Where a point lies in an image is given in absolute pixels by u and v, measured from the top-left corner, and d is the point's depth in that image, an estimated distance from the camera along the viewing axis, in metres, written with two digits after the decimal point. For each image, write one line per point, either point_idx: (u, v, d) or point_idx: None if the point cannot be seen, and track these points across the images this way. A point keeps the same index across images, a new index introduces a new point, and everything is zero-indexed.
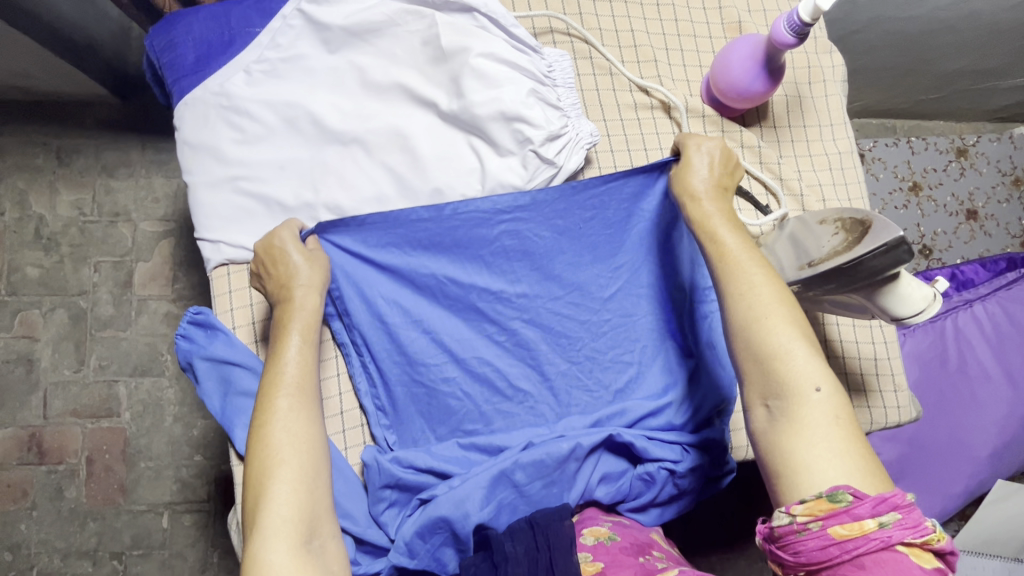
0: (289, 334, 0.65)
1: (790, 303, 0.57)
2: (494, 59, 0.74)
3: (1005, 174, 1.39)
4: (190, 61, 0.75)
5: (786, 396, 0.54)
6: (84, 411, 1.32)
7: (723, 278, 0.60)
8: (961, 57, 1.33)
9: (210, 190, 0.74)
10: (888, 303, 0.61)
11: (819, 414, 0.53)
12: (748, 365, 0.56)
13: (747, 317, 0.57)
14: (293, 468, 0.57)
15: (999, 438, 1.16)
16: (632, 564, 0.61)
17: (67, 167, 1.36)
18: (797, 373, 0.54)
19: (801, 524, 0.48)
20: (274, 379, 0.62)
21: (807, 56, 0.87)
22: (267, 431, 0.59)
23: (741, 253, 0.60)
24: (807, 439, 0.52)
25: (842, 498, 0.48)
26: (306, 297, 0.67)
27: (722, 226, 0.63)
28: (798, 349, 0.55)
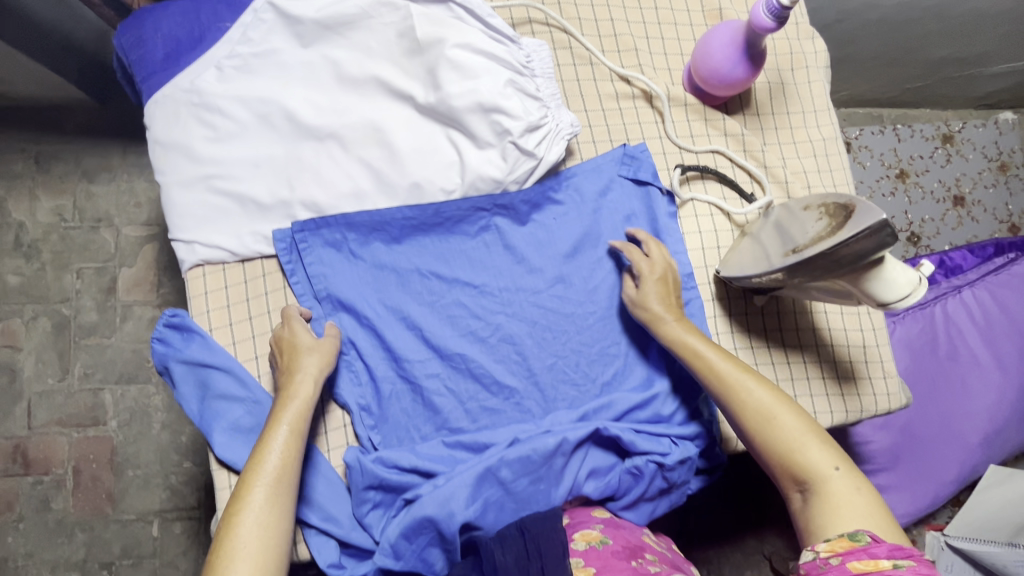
0: (280, 420, 0.63)
1: (787, 400, 0.66)
2: (470, 50, 0.72)
3: (991, 159, 1.39)
4: (159, 58, 0.73)
5: (813, 482, 0.62)
6: (70, 421, 1.30)
7: (721, 389, 0.68)
8: (945, 44, 1.33)
9: (182, 189, 0.72)
10: (874, 289, 0.60)
11: (843, 488, 0.60)
12: (772, 460, 0.64)
13: (758, 416, 0.65)
14: (256, 561, 0.56)
15: (991, 424, 1.16)
16: (624, 569, 0.61)
17: (47, 173, 1.34)
18: (815, 461, 0.62)
19: (824, 559, 0.55)
20: (256, 468, 0.60)
21: (789, 42, 0.86)
22: (237, 521, 0.57)
23: (728, 366, 0.68)
24: (838, 512, 0.59)
25: (862, 538, 0.55)
26: (302, 387, 0.66)
27: (700, 343, 0.70)
28: (811, 442, 0.63)
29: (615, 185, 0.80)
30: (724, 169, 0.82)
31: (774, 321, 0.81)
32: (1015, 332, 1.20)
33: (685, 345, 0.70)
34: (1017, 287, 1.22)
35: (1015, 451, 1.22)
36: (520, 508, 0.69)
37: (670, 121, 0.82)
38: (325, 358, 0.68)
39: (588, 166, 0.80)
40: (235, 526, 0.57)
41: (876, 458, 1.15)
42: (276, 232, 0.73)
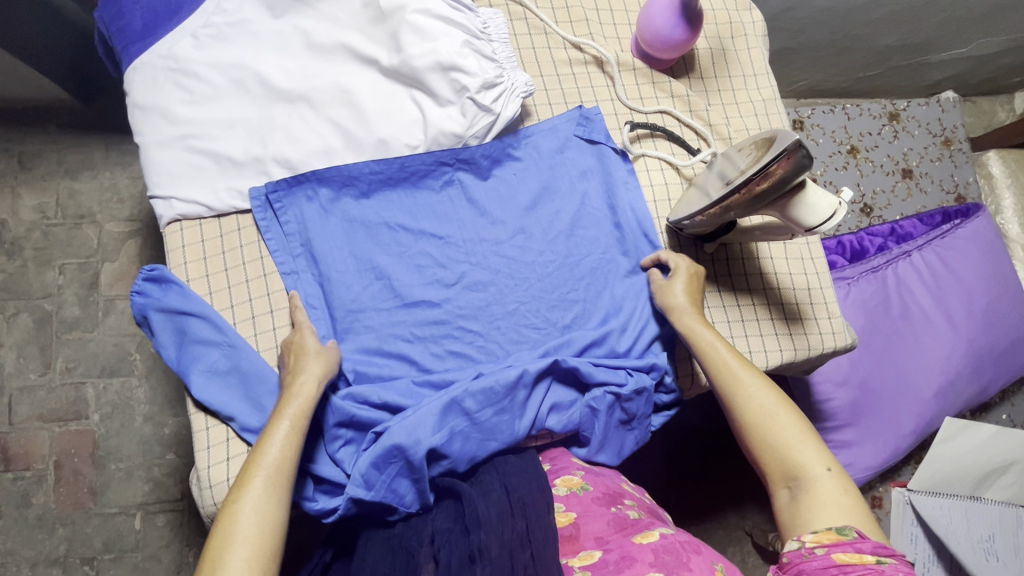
0: (280, 419, 0.66)
1: (788, 403, 0.69)
2: (429, 15, 0.78)
3: (936, 135, 1.48)
4: (137, 28, 0.78)
5: (803, 479, 0.63)
6: (51, 415, 1.31)
7: (729, 384, 0.71)
8: (888, 32, 1.41)
9: (160, 149, 0.77)
10: (799, 210, 0.67)
11: (830, 487, 0.62)
12: (766, 456, 0.66)
13: (762, 413, 0.68)
14: (251, 545, 0.57)
15: (942, 377, 1.22)
16: (605, 514, 0.67)
17: (29, 172, 1.37)
18: (808, 458, 0.64)
19: (809, 548, 0.58)
20: (255, 460, 0.62)
21: (728, 13, 0.93)
22: (235, 508, 0.58)
23: (738, 363, 0.72)
24: (824, 508, 0.61)
25: (848, 532, 0.58)
26: (300, 390, 0.68)
27: (713, 338, 0.74)
28: (806, 442, 0.65)
29: (572, 144, 0.86)
30: (672, 127, 0.89)
31: (723, 267, 0.87)
32: (961, 292, 1.27)
33: (697, 342, 0.74)
34: (962, 250, 1.29)
35: (969, 403, 1.28)
36: (484, 438, 0.73)
37: (620, 83, 0.88)
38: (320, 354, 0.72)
39: (544, 125, 0.86)
40: (231, 515, 0.58)
41: (839, 415, 1.20)
42: (252, 190, 0.77)
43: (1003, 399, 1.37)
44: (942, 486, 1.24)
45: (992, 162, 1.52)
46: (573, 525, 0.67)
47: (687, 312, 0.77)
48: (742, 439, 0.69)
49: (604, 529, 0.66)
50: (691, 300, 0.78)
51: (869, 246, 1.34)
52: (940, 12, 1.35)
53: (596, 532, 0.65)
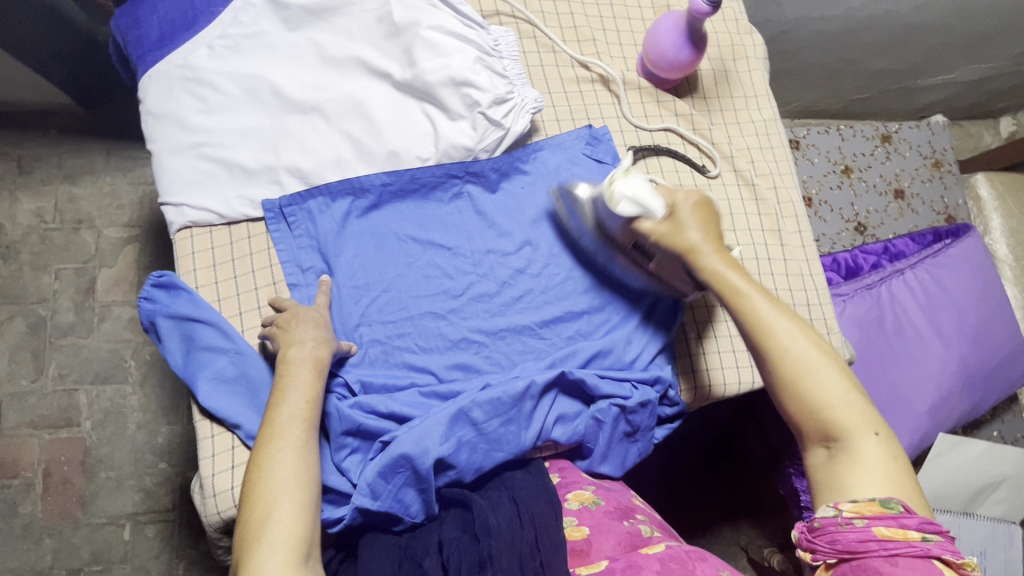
0: (302, 369, 0.68)
1: (832, 355, 0.67)
2: (442, 32, 0.80)
3: (926, 157, 1.52)
4: (154, 38, 0.79)
5: (844, 440, 0.64)
6: (42, 422, 1.29)
7: (768, 340, 0.68)
8: (880, 56, 1.45)
9: (173, 156, 0.77)
10: (641, 217, 0.74)
11: (872, 452, 0.63)
12: (808, 417, 0.66)
13: (804, 368, 0.66)
14: (299, 490, 0.61)
15: (936, 393, 1.24)
16: (617, 530, 0.68)
17: (29, 176, 1.37)
18: (850, 422, 0.64)
19: (846, 518, 0.58)
20: (287, 413, 0.65)
21: (730, 36, 0.96)
22: (278, 456, 0.62)
23: (777, 314, 0.69)
24: (869, 471, 0.61)
25: (892, 506, 0.58)
26: (300, 350, 0.69)
27: (746, 287, 0.71)
28: (849, 399, 0.65)
29: (579, 160, 0.87)
30: (676, 145, 0.91)
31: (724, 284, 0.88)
32: (952, 308, 1.29)
33: (730, 295, 0.71)
34: (953, 268, 1.32)
35: (963, 420, 1.29)
36: (491, 448, 0.73)
37: (626, 102, 0.90)
38: (313, 323, 0.72)
39: (552, 141, 0.88)
40: (275, 463, 0.62)
41: None
42: (264, 201, 0.78)
43: (995, 415, 1.39)
44: (938, 503, 1.26)
45: (980, 185, 1.56)
46: (585, 541, 0.67)
47: (712, 260, 0.73)
48: (783, 398, 0.68)
49: (615, 546, 0.66)
50: (713, 247, 0.74)
51: (863, 264, 1.37)
52: (930, 39, 1.40)
53: (608, 549, 0.66)
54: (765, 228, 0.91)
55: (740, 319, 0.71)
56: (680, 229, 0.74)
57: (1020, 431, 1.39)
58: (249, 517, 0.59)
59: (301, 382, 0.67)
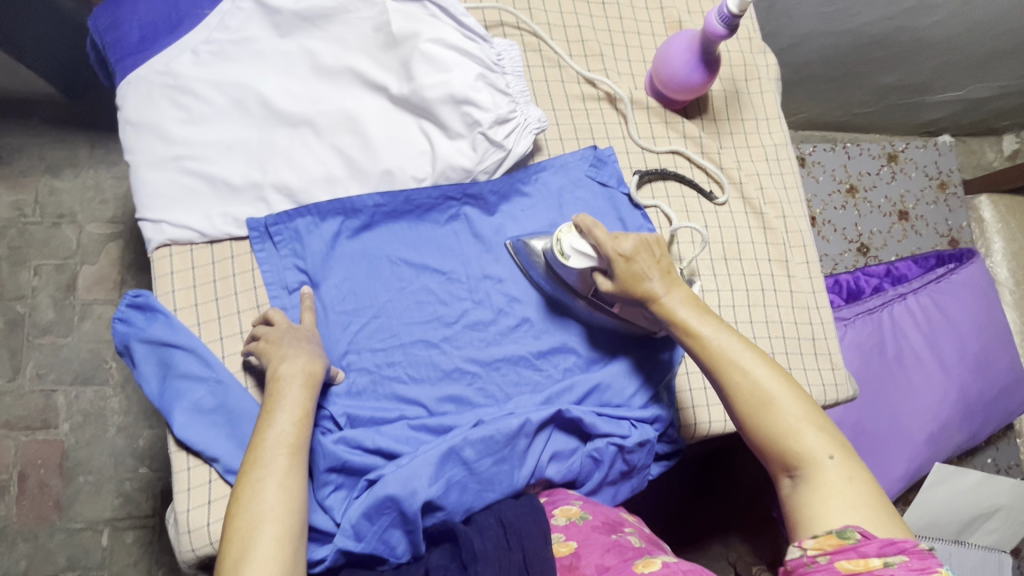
0: (291, 386, 0.64)
1: (786, 378, 0.62)
2: (442, 45, 0.76)
3: (932, 178, 1.49)
4: (134, 40, 0.74)
5: (804, 467, 0.58)
6: (18, 424, 1.24)
7: (716, 371, 0.64)
8: (891, 72, 1.42)
9: (152, 169, 0.73)
10: (594, 268, 0.72)
11: (836, 477, 0.57)
12: (765, 447, 0.61)
13: (754, 399, 0.62)
14: (280, 523, 0.57)
15: (934, 423, 1.22)
16: (604, 541, 0.63)
17: (8, 167, 1.31)
18: (810, 447, 0.58)
19: (810, 557, 0.52)
20: (272, 438, 0.61)
21: (743, 55, 0.93)
22: (259, 487, 0.58)
23: (724, 342, 0.64)
24: (830, 500, 0.56)
25: (851, 535, 0.52)
26: (292, 365, 0.65)
27: (695, 316, 0.66)
28: (804, 425, 0.60)
29: (582, 182, 0.84)
30: (683, 169, 0.87)
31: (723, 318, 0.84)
32: (954, 335, 1.28)
33: (682, 326, 0.66)
34: (956, 294, 1.30)
35: (960, 450, 1.28)
36: (482, 488, 0.70)
37: (633, 122, 0.86)
38: (301, 341, 0.68)
39: (555, 161, 0.84)
40: (255, 494, 0.58)
41: None
42: (249, 219, 0.74)
43: (990, 443, 1.38)
44: (929, 530, 1.24)
45: (984, 207, 1.54)
46: (573, 555, 0.62)
47: (665, 291, 0.68)
48: (741, 429, 0.63)
49: (602, 554, 0.61)
50: (662, 278, 0.68)
51: (864, 287, 1.34)
52: (942, 56, 1.36)
53: (597, 559, 0.60)
54: (771, 257, 0.88)
55: (694, 349, 0.66)
56: (636, 276, 0.68)
57: (1014, 459, 1.38)
58: (228, 553, 0.55)
59: (290, 405, 0.64)
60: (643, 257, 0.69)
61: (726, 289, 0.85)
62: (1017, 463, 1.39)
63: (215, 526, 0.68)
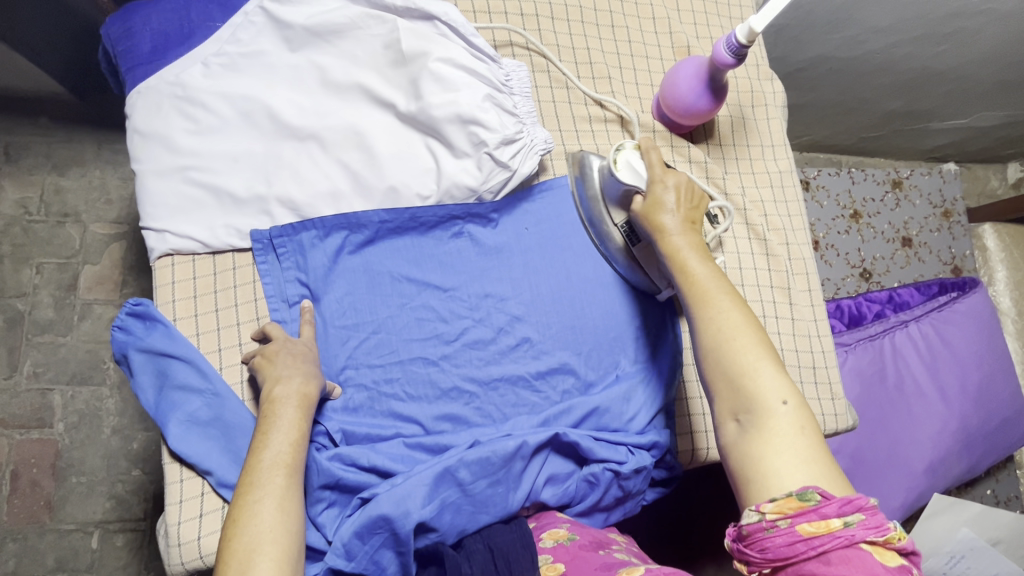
0: (285, 410, 0.64)
1: (758, 324, 0.64)
2: (452, 64, 0.76)
3: (936, 206, 1.49)
4: (145, 50, 0.75)
5: (755, 411, 0.59)
6: (12, 422, 1.23)
7: (694, 307, 0.66)
8: (897, 99, 1.43)
9: (158, 178, 0.73)
10: (634, 189, 0.74)
11: (785, 425, 0.57)
12: (721, 384, 0.62)
13: (722, 335, 0.63)
14: (278, 546, 0.56)
15: (933, 453, 1.21)
16: (593, 561, 0.63)
17: (15, 165, 1.31)
18: (764, 388, 0.59)
19: (770, 521, 0.51)
20: (269, 459, 0.61)
21: (750, 81, 0.93)
22: (256, 508, 0.58)
23: (710, 283, 0.67)
24: (776, 446, 0.56)
25: (812, 497, 0.51)
26: (286, 387, 0.65)
27: (694, 257, 0.69)
28: (765, 367, 0.60)
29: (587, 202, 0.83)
30: None
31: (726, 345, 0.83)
32: (956, 366, 1.27)
33: (679, 265, 0.69)
34: (959, 324, 1.29)
35: (959, 480, 1.27)
36: (476, 510, 0.69)
37: None
38: (298, 359, 0.68)
39: (561, 180, 0.84)
40: (253, 516, 0.58)
41: None
42: (252, 231, 0.74)
43: (989, 474, 1.37)
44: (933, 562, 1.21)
45: (987, 236, 1.54)
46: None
47: (675, 232, 0.71)
48: (703, 365, 0.64)
49: (592, 570, 0.61)
50: (680, 219, 0.72)
51: (867, 313, 1.34)
52: (948, 85, 1.37)
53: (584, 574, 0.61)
54: (774, 284, 0.88)
55: (683, 286, 0.69)
56: (661, 208, 0.72)
57: (1012, 491, 1.38)
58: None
59: (286, 425, 0.64)
60: (676, 196, 0.72)
61: None
62: (1015, 495, 1.38)
63: (206, 540, 0.67)
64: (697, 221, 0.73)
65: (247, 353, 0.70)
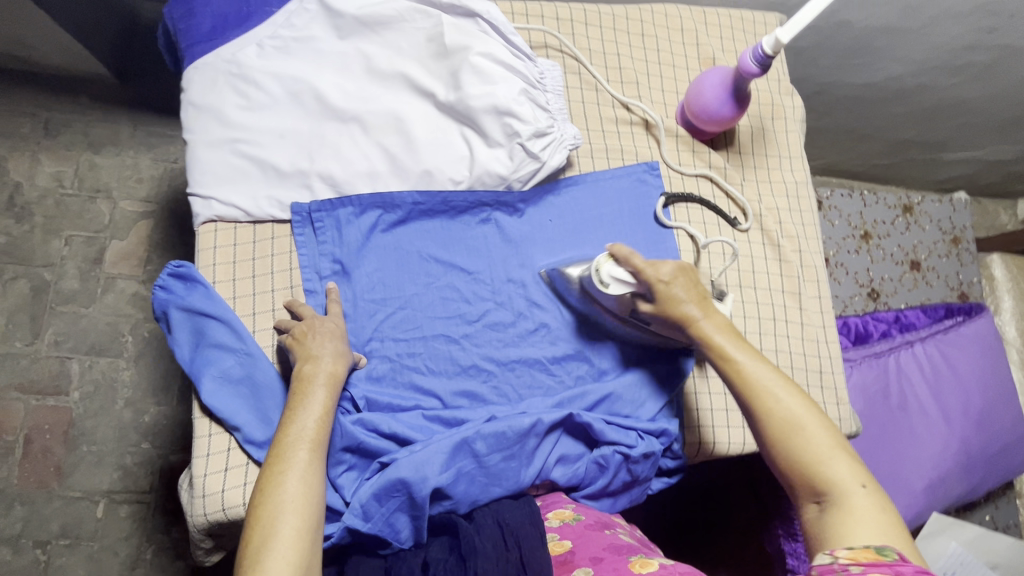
0: (314, 391, 0.66)
1: (815, 409, 0.65)
2: (491, 59, 0.81)
3: (945, 232, 1.52)
4: (205, 29, 0.79)
5: (834, 495, 0.61)
6: (30, 387, 1.27)
7: (751, 397, 0.67)
8: (910, 127, 1.46)
9: (208, 148, 0.77)
10: (634, 292, 0.75)
11: (867, 505, 0.60)
12: (794, 472, 0.63)
13: (788, 426, 0.64)
14: (300, 514, 0.58)
15: (934, 472, 1.23)
16: (600, 539, 0.66)
17: (53, 139, 1.36)
18: (840, 475, 0.61)
19: (843, 565, 0.53)
20: (295, 433, 0.63)
21: (771, 95, 0.97)
22: (281, 480, 0.59)
23: (756, 369, 0.68)
24: (866, 528, 0.58)
25: (889, 554, 0.54)
26: (315, 367, 0.68)
27: (733, 343, 0.70)
28: (836, 454, 0.62)
29: (610, 198, 0.87)
30: (707, 194, 0.91)
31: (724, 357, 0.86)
32: (959, 388, 1.29)
33: (722, 356, 0.69)
34: (963, 347, 1.32)
35: (957, 503, 1.28)
36: (490, 483, 0.72)
37: (663, 148, 0.90)
38: (330, 337, 0.71)
39: (585, 175, 0.88)
40: (277, 487, 0.59)
41: None
42: (293, 203, 0.78)
43: (989, 500, 1.38)
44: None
45: (995, 265, 1.56)
46: (569, 552, 0.65)
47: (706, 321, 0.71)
48: (770, 454, 0.65)
49: (599, 549, 0.64)
50: (695, 303, 0.72)
51: (873, 331, 1.37)
52: (963, 116, 1.40)
53: (591, 552, 0.64)
54: (785, 289, 0.91)
55: (731, 377, 0.69)
56: (674, 300, 0.72)
57: (1011, 518, 1.38)
58: (249, 541, 0.56)
59: (313, 404, 0.65)
60: (681, 283, 0.73)
61: (739, 314, 0.88)
62: (1013, 523, 1.38)
63: (229, 493, 0.70)
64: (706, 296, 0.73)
65: (279, 320, 0.74)
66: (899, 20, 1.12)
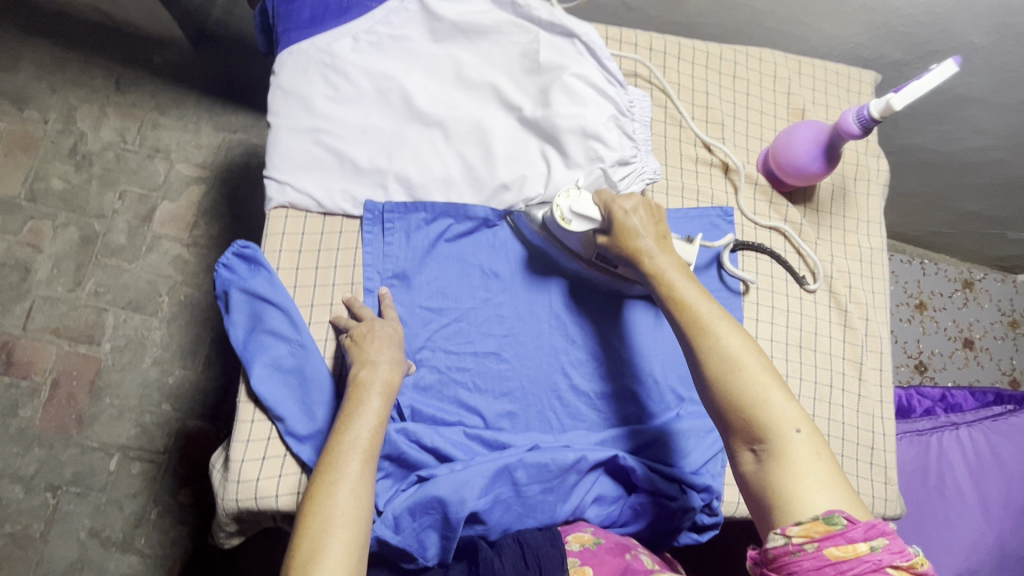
0: (369, 398, 0.65)
1: (757, 346, 0.60)
2: (585, 82, 0.81)
3: (1005, 314, 1.50)
4: (304, 16, 0.79)
5: (770, 441, 0.56)
6: (64, 332, 1.28)
7: (693, 333, 0.62)
8: (977, 199, 1.34)
9: (290, 135, 0.77)
10: (593, 230, 0.72)
11: (804, 452, 0.55)
12: (732, 416, 0.58)
13: (726, 364, 0.59)
14: (349, 529, 0.56)
15: (964, 564, 1.15)
16: (620, 566, 0.63)
17: (122, 95, 1.38)
18: (776, 417, 0.56)
19: (797, 545, 0.49)
20: (348, 442, 0.62)
21: (857, 155, 0.94)
22: (332, 491, 0.58)
23: (699, 302, 0.64)
24: (799, 475, 0.54)
25: (838, 521, 0.49)
26: (372, 373, 0.67)
27: (679, 277, 0.67)
28: (774, 393, 0.57)
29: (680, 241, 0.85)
30: (778, 247, 0.89)
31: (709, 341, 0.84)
32: (1003, 482, 1.21)
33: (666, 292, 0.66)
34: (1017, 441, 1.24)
35: None
36: (525, 512, 0.71)
37: (741, 195, 0.88)
38: (388, 343, 0.70)
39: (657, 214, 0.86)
40: (328, 497, 0.58)
41: None
42: (367, 201, 0.78)
43: None
44: None
45: None
46: None
47: (657, 257, 0.68)
48: (706, 397, 0.61)
49: None
50: (653, 238, 0.69)
51: (916, 406, 1.32)
52: None
53: None
54: (846, 356, 0.88)
55: (676, 313, 0.64)
56: (629, 231, 0.69)
57: None
58: (295, 551, 0.55)
59: (368, 412, 0.64)
60: (642, 216, 0.70)
61: (794, 375, 0.85)
62: None
63: (263, 483, 0.69)
64: (666, 237, 0.70)
65: (337, 316, 0.74)
66: (994, 92, 1.07)
